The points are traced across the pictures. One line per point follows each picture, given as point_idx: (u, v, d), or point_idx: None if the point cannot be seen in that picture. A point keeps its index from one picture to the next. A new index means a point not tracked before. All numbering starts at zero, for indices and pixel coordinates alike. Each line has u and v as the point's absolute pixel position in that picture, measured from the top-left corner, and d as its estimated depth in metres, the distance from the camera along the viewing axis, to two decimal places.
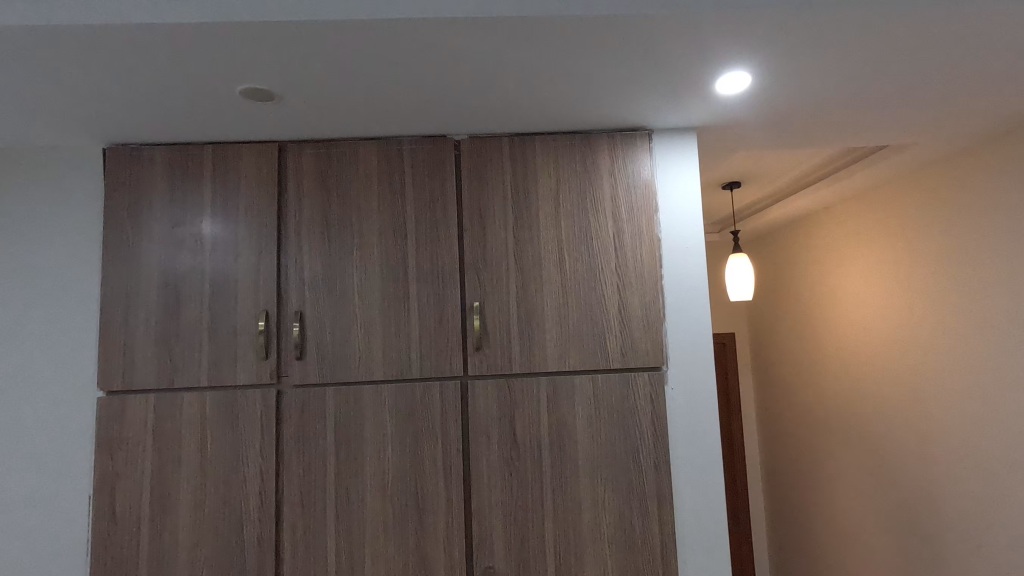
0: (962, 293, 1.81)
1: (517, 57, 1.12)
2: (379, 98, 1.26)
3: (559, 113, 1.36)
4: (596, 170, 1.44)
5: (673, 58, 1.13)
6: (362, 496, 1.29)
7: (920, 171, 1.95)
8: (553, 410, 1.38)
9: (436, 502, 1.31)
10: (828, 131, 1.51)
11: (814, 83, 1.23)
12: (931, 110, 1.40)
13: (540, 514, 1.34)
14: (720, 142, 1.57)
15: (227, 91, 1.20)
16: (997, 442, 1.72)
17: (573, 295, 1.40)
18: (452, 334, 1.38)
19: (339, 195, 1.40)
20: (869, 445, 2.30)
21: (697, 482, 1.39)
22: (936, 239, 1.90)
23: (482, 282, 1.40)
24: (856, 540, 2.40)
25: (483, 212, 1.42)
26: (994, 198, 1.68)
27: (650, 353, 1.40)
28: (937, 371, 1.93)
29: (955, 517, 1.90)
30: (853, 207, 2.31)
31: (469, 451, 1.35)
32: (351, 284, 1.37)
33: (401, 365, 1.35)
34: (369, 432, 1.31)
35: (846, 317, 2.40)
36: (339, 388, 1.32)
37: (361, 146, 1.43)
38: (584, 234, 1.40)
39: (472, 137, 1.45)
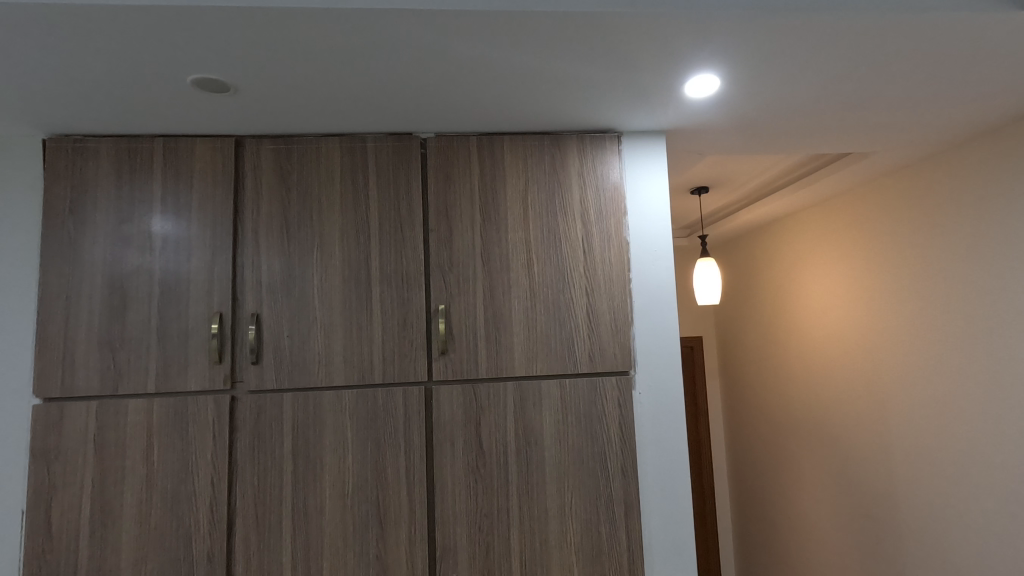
0: (951, 294, 1.74)
1: (472, 60, 1.07)
2: (335, 100, 1.21)
3: (525, 111, 1.31)
4: (566, 172, 1.42)
5: (635, 60, 1.09)
6: (321, 503, 1.27)
7: (901, 171, 1.91)
8: (520, 414, 1.33)
9: (397, 513, 1.28)
10: (809, 123, 1.46)
11: (788, 76, 1.19)
12: (917, 101, 1.34)
13: (506, 521, 1.30)
14: (695, 138, 1.54)
15: (168, 88, 1.14)
16: (973, 447, 1.68)
17: (540, 298, 1.37)
18: (416, 337, 1.33)
19: (299, 193, 1.35)
20: (851, 447, 2.25)
21: (664, 489, 1.37)
22: (918, 238, 1.85)
23: (448, 283, 1.35)
24: (831, 540, 2.40)
25: (449, 212, 1.37)
26: (977, 196, 1.64)
27: (618, 357, 1.37)
28: (914, 374, 1.90)
29: (926, 521, 1.88)
30: (834, 206, 2.28)
31: (433, 458, 1.31)
32: (312, 286, 1.33)
33: (363, 369, 1.31)
34: (328, 438, 1.29)
35: (825, 317, 2.38)
36: (296, 394, 1.30)
37: (324, 142, 1.38)
38: (553, 236, 1.39)
39: (439, 136, 1.41)
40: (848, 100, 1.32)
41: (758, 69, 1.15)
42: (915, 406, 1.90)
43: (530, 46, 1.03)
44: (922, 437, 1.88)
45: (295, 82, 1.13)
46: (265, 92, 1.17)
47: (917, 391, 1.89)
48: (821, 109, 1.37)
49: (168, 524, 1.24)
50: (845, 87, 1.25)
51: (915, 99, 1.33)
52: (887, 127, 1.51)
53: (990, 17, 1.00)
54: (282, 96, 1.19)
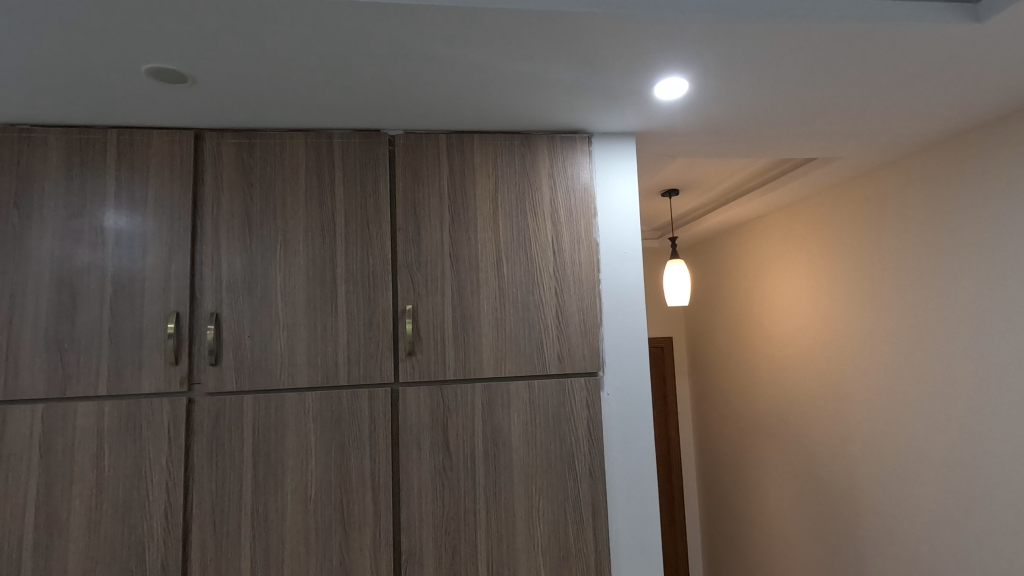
0: (909, 297, 1.79)
1: (441, 56, 1.05)
2: (300, 94, 1.18)
3: (495, 110, 1.30)
4: (536, 171, 1.41)
5: (606, 60, 1.09)
6: (283, 509, 1.24)
7: (863, 176, 1.96)
8: (488, 416, 1.32)
9: (361, 517, 1.25)
10: (775, 128, 1.49)
11: (755, 81, 1.20)
12: (878, 108, 1.37)
13: (472, 523, 1.28)
14: (665, 140, 1.55)
15: (122, 78, 1.09)
16: (929, 446, 1.74)
17: (510, 298, 1.36)
18: (383, 338, 1.31)
19: (261, 190, 1.31)
20: (814, 445, 2.31)
21: (631, 489, 1.37)
22: (880, 242, 1.90)
23: (415, 283, 1.33)
24: (794, 537, 2.45)
25: (418, 210, 1.35)
26: (934, 201, 1.69)
27: (587, 358, 1.37)
28: (874, 374, 1.95)
29: (885, 518, 1.93)
30: (799, 210, 2.33)
31: (399, 461, 1.28)
32: (274, 285, 1.29)
33: (328, 371, 1.28)
34: (290, 441, 1.26)
35: (790, 318, 2.44)
36: (258, 397, 1.26)
37: (288, 137, 1.34)
38: (523, 236, 1.38)
39: (407, 133, 1.39)
40: (812, 107, 1.35)
41: (726, 73, 1.16)
42: (874, 406, 1.96)
43: (500, 43, 1.02)
44: (882, 436, 1.93)
45: (258, 74, 1.09)
46: (226, 83, 1.13)
47: (877, 391, 1.94)
48: (787, 115, 1.40)
49: (119, 532, 1.19)
50: (809, 93, 1.27)
51: (877, 107, 1.36)
52: (850, 134, 1.55)
53: (949, 29, 1.02)
54: (244, 89, 1.15)
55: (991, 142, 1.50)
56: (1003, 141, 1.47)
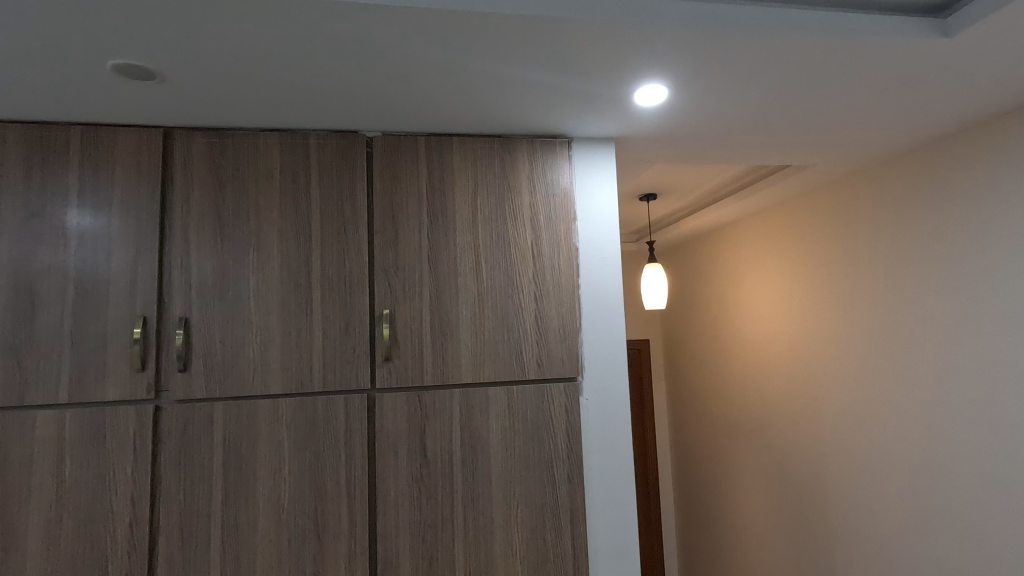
0: (879, 302, 1.83)
1: (421, 58, 1.03)
2: (274, 93, 1.15)
3: (475, 113, 1.28)
4: (515, 175, 1.40)
5: (586, 66, 1.09)
6: (254, 519, 1.20)
7: (835, 183, 2.00)
8: (466, 422, 1.31)
9: (336, 526, 1.23)
10: (751, 135, 1.50)
11: (732, 90, 1.22)
12: (852, 118, 1.40)
13: (450, 531, 1.27)
14: (644, 145, 1.56)
15: (86, 74, 1.05)
16: (897, 446, 1.78)
17: (489, 302, 1.35)
18: (359, 343, 1.29)
19: (234, 191, 1.28)
20: (786, 448, 2.35)
21: (609, 493, 1.37)
22: (851, 248, 1.95)
23: (392, 287, 1.31)
24: (767, 538, 2.49)
25: (396, 213, 1.33)
26: (903, 209, 1.73)
27: (566, 363, 1.37)
28: (845, 378, 1.99)
29: (855, 518, 1.98)
30: (773, 215, 2.37)
31: (376, 468, 1.26)
32: (247, 289, 1.26)
33: (302, 377, 1.25)
34: (262, 449, 1.22)
35: (764, 322, 2.48)
36: (229, 404, 1.22)
37: (263, 137, 1.31)
38: (502, 240, 1.37)
39: (386, 135, 1.36)
40: (787, 116, 1.37)
41: (704, 81, 1.17)
42: (845, 408, 2.00)
43: (481, 47, 1.01)
44: (852, 438, 1.97)
45: (231, 72, 1.06)
46: (197, 81, 1.09)
47: (849, 394, 1.98)
48: (763, 123, 1.42)
49: (81, 546, 1.14)
50: (785, 103, 1.29)
51: (849, 117, 1.39)
52: (823, 142, 1.58)
53: (920, 42, 1.04)
54: (216, 87, 1.12)
55: (957, 152, 1.55)
56: (970, 153, 1.51)
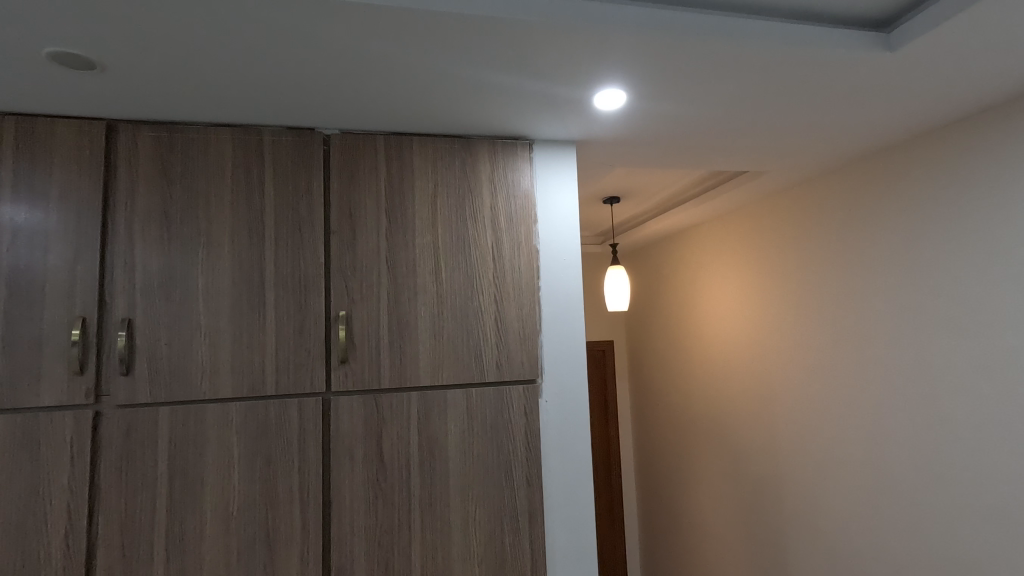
0: (830, 305, 1.90)
1: (378, 55, 1.01)
2: (224, 87, 1.11)
3: (434, 113, 1.27)
4: (476, 177, 1.40)
5: (545, 68, 1.09)
6: (201, 528, 1.16)
7: (790, 190, 2.07)
8: (424, 425, 1.29)
9: (288, 533, 1.19)
10: (708, 141, 1.53)
11: (689, 96, 1.24)
12: (803, 126, 1.44)
13: (406, 536, 1.25)
14: (605, 149, 1.57)
15: (19, 62, 1.00)
16: (847, 444, 1.84)
17: (448, 304, 1.34)
18: (314, 346, 1.26)
19: (182, 188, 1.23)
20: (743, 447, 2.41)
21: (567, 494, 1.38)
22: (805, 253, 2.01)
23: (349, 288, 1.28)
24: (724, 535, 2.55)
25: (353, 213, 1.31)
26: (853, 215, 1.79)
27: (525, 365, 1.37)
28: (799, 378, 2.05)
29: (807, 515, 2.04)
30: (731, 220, 2.43)
31: (330, 473, 1.23)
32: (195, 289, 1.21)
33: (253, 380, 1.22)
34: (210, 454, 1.18)
35: (722, 324, 2.53)
36: (175, 408, 1.18)
37: (214, 132, 1.26)
38: (462, 242, 1.36)
39: (344, 133, 1.34)
40: (742, 123, 1.40)
41: (661, 87, 1.18)
42: (799, 408, 2.06)
43: (438, 46, 0.99)
44: (805, 437, 2.03)
45: (176, 64, 1.02)
46: (141, 72, 1.05)
47: (802, 394, 2.04)
48: (719, 130, 1.45)
49: (12, 559, 1.08)
50: (739, 111, 1.32)
51: (801, 126, 1.44)
52: (777, 150, 1.62)
53: (865, 55, 1.08)
54: (163, 80, 1.07)
55: (903, 161, 1.61)
56: (915, 162, 1.58)
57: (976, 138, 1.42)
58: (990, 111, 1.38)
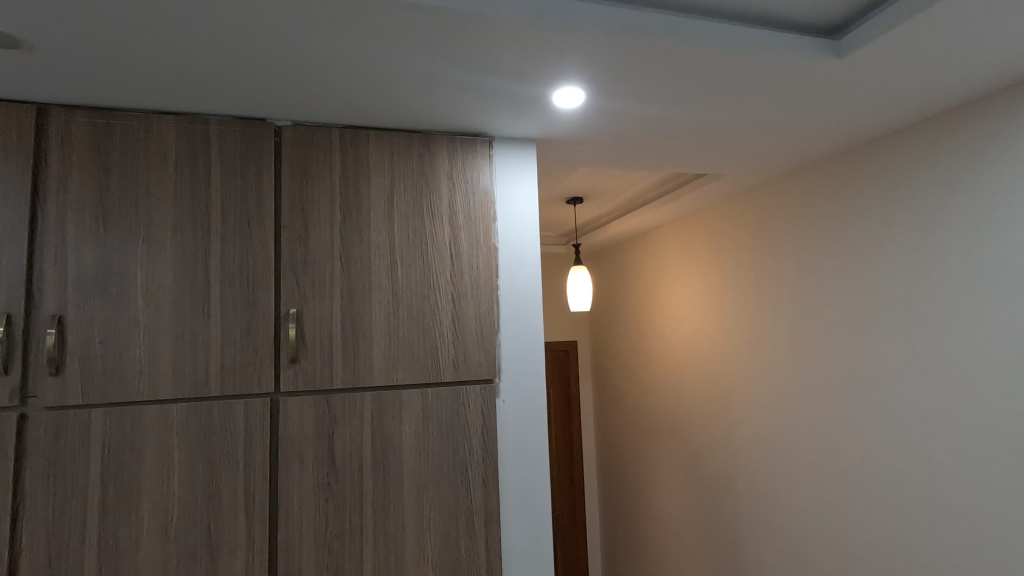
0: (785, 305, 1.94)
1: (328, 44, 0.98)
2: (167, 73, 1.06)
3: (391, 106, 1.24)
4: (434, 173, 1.37)
5: (502, 64, 1.07)
6: (138, 536, 1.10)
7: (748, 193, 2.11)
8: (378, 426, 1.26)
9: (232, 540, 1.14)
10: (667, 143, 1.55)
11: (647, 97, 1.24)
12: (759, 129, 1.47)
13: (358, 540, 1.21)
14: (566, 148, 1.57)
15: None
16: (799, 441, 1.89)
17: (404, 302, 1.31)
18: (262, 344, 1.21)
19: (121, 178, 1.17)
20: (700, 445, 2.45)
21: (524, 495, 1.37)
22: (761, 255, 2.05)
23: (301, 285, 1.24)
24: (682, 534, 2.59)
25: (306, 207, 1.27)
26: (807, 219, 1.84)
27: (482, 364, 1.35)
28: (755, 377, 2.10)
29: (761, 512, 2.08)
30: (691, 223, 2.47)
31: (278, 476, 1.19)
32: (134, 284, 1.15)
33: (196, 381, 1.16)
34: (148, 458, 1.12)
35: (682, 325, 2.57)
36: (110, 410, 1.11)
37: (156, 120, 1.20)
38: (419, 238, 1.33)
39: (296, 125, 1.29)
40: (700, 125, 1.42)
41: (620, 87, 1.19)
42: (754, 407, 2.10)
43: (392, 38, 0.97)
44: (760, 435, 2.08)
45: (114, 47, 0.97)
46: (75, 55, 0.99)
47: (758, 393, 2.09)
48: (677, 131, 1.46)
49: None
50: (697, 113, 1.34)
51: (757, 129, 1.46)
52: (735, 152, 1.65)
53: (816, 61, 1.11)
54: (98, 63, 1.01)
55: (854, 167, 1.66)
56: (865, 168, 1.63)
57: (921, 145, 1.47)
58: (934, 120, 1.44)
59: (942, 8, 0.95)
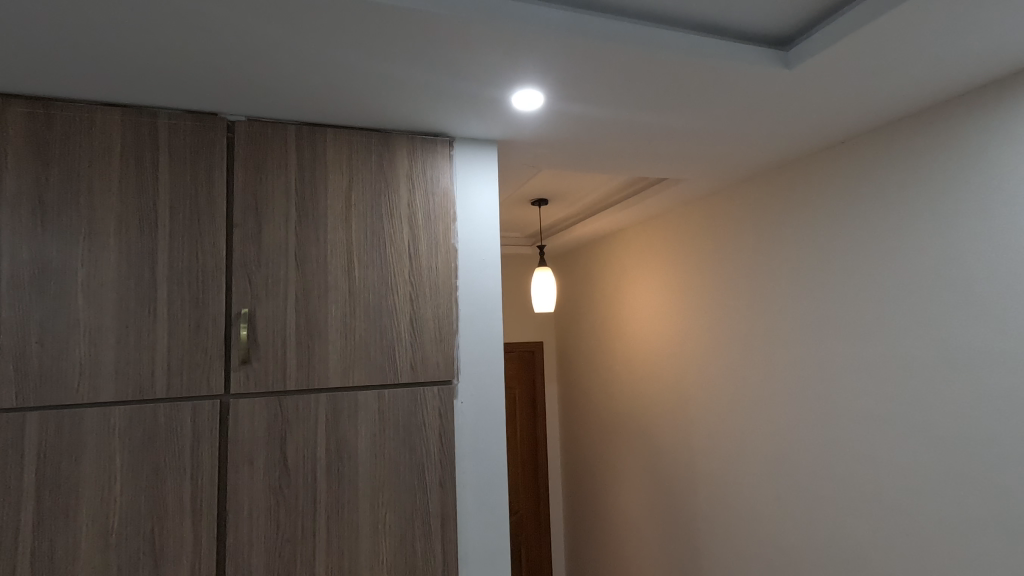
0: (742, 308, 2.00)
1: (282, 39, 0.96)
2: (111, 64, 1.02)
3: (348, 104, 1.22)
4: (394, 172, 1.36)
5: (460, 65, 1.07)
6: (76, 544, 1.06)
7: (707, 198, 2.16)
8: (333, 428, 1.24)
9: (178, 547, 1.11)
10: (627, 147, 1.57)
11: (605, 101, 1.26)
12: (715, 135, 1.51)
13: (310, 544, 1.19)
14: (528, 150, 1.58)
15: None
16: (754, 439, 1.94)
17: (360, 302, 1.29)
18: (212, 345, 1.18)
19: (61, 172, 1.12)
20: (660, 445, 2.49)
21: (481, 496, 1.37)
22: (720, 258, 2.10)
23: (253, 285, 1.21)
24: (642, 533, 2.63)
25: (259, 204, 1.24)
26: (763, 223, 1.90)
27: (440, 365, 1.35)
28: (713, 378, 2.15)
29: (718, 509, 2.13)
30: (653, 226, 2.51)
31: (227, 481, 1.16)
32: (74, 282, 1.10)
33: (141, 382, 1.12)
34: (88, 463, 1.08)
35: (643, 327, 2.61)
36: (46, 413, 1.07)
37: (101, 111, 1.16)
38: (376, 238, 1.32)
39: (250, 120, 1.27)
40: (657, 130, 1.45)
41: (578, 91, 1.20)
42: (712, 407, 2.15)
43: (346, 36, 0.96)
44: (718, 434, 2.13)
45: (52, 35, 0.93)
46: (10, 42, 0.94)
47: (716, 393, 2.14)
48: (636, 136, 1.48)
49: None
50: (654, 118, 1.36)
51: (713, 135, 1.50)
52: (693, 158, 1.69)
53: (766, 70, 1.14)
54: (37, 52, 0.97)
55: (807, 174, 1.72)
56: (817, 175, 1.69)
57: (868, 155, 1.53)
58: (881, 130, 1.50)
59: (883, 25, 0.99)
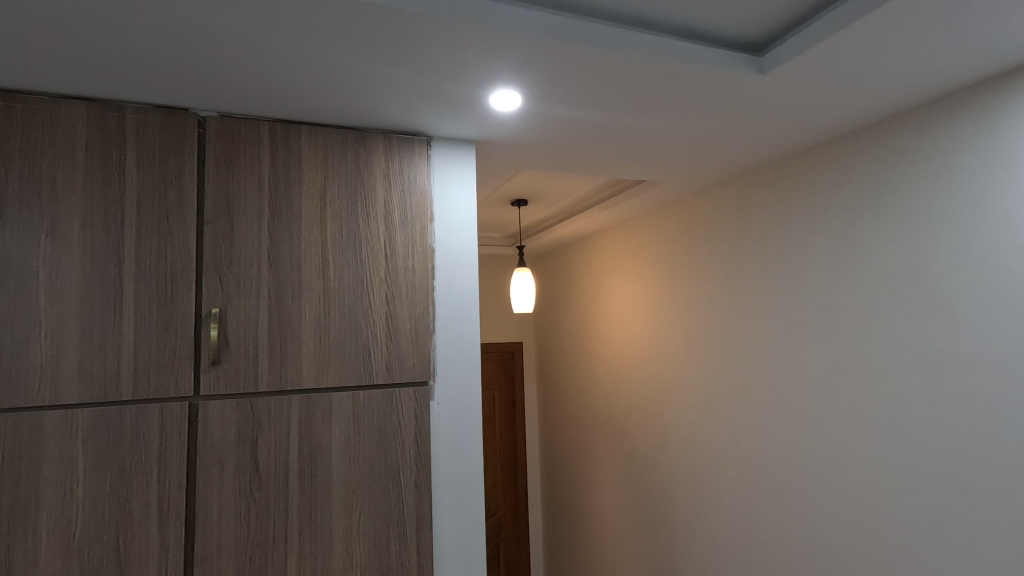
0: (719, 309, 2.02)
1: (254, 35, 0.94)
2: (75, 57, 0.99)
3: (324, 101, 1.21)
4: (370, 171, 1.34)
5: (437, 64, 1.06)
6: (36, 551, 1.03)
7: (685, 201, 2.18)
8: (307, 429, 1.22)
9: (144, 553, 1.08)
10: (605, 149, 1.58)
11: (584, 103, 1.26)
12: (692, 138, 1.52)
13: (282, 547, 1.17)
14: (506, 150, 1.58)
15: None
16: (729, 438, 1.97)
17: (335, 303, 1.27)
18: (181, 346, 1.15)
19: (22, 167, 1.08)
20: (638, 445, 2.51)
21: (457, 498, 1.36)
22: (697, 260, 2.12)
23: (224, 284, 1.19)
24: (619, 533, 2.64)
25: (231, 203, 1.21)
26: (739, 225, 1.92)
27: (417, 367, 1.34)
28: (690, 378, 2.17)
29: (694, 508, 2.16)
30: (632, 227, 2.52)
31: (195, 485, 1.13)
32: (35, 280, 1.07)
33: (106, 383, 1.09)
34: (49, 467, 1.05)
35: (622, 328, 2.62)
36: (5, 416, 1.03)
37: (65, 105, 1.12)
38: (352, 237, 1.30)
39: (222, 117, 1.24)
40: (635, 133, 1.46)
41: (556, 92, 1.20)
42: (689, 407, 2.17)
43: (320, 33, 0.94)
44: (694, 433, 2.15)
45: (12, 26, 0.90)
46: None
47: (692, 393, 2.16)
48: (614, 138, 1.49)
49: None
50: (632, 120, 1.37)
51: (690, 138, 1.51)
52: (671, 160, 1.70)
53: (740, 75, 1.16)
54: None
55: (782, 177, 1.75)
56: (792, 179, 1.72)
57: (841, 160, 1.57)
58: (853, 135, 1.53)
59: (853, 32, 1.01)
